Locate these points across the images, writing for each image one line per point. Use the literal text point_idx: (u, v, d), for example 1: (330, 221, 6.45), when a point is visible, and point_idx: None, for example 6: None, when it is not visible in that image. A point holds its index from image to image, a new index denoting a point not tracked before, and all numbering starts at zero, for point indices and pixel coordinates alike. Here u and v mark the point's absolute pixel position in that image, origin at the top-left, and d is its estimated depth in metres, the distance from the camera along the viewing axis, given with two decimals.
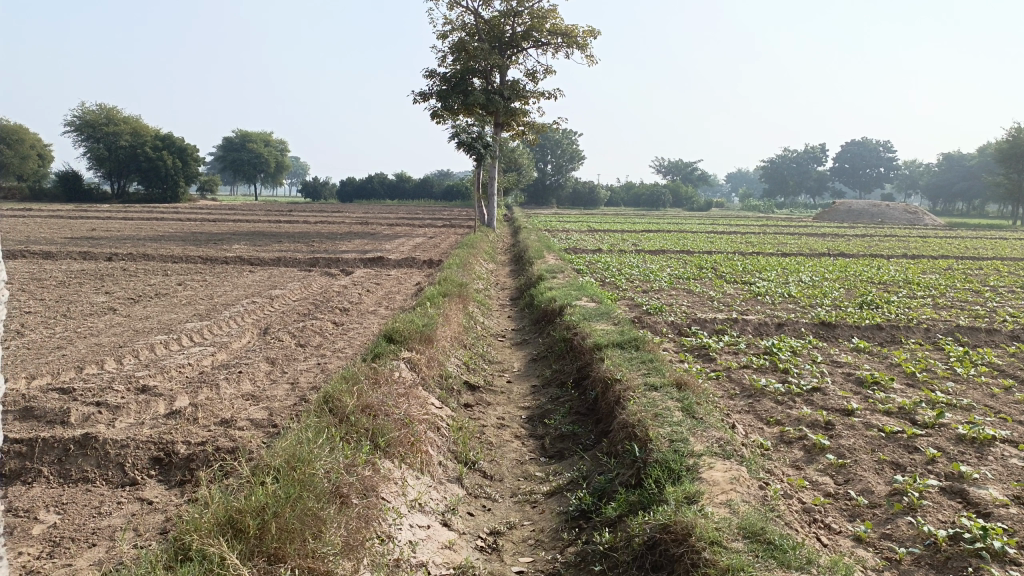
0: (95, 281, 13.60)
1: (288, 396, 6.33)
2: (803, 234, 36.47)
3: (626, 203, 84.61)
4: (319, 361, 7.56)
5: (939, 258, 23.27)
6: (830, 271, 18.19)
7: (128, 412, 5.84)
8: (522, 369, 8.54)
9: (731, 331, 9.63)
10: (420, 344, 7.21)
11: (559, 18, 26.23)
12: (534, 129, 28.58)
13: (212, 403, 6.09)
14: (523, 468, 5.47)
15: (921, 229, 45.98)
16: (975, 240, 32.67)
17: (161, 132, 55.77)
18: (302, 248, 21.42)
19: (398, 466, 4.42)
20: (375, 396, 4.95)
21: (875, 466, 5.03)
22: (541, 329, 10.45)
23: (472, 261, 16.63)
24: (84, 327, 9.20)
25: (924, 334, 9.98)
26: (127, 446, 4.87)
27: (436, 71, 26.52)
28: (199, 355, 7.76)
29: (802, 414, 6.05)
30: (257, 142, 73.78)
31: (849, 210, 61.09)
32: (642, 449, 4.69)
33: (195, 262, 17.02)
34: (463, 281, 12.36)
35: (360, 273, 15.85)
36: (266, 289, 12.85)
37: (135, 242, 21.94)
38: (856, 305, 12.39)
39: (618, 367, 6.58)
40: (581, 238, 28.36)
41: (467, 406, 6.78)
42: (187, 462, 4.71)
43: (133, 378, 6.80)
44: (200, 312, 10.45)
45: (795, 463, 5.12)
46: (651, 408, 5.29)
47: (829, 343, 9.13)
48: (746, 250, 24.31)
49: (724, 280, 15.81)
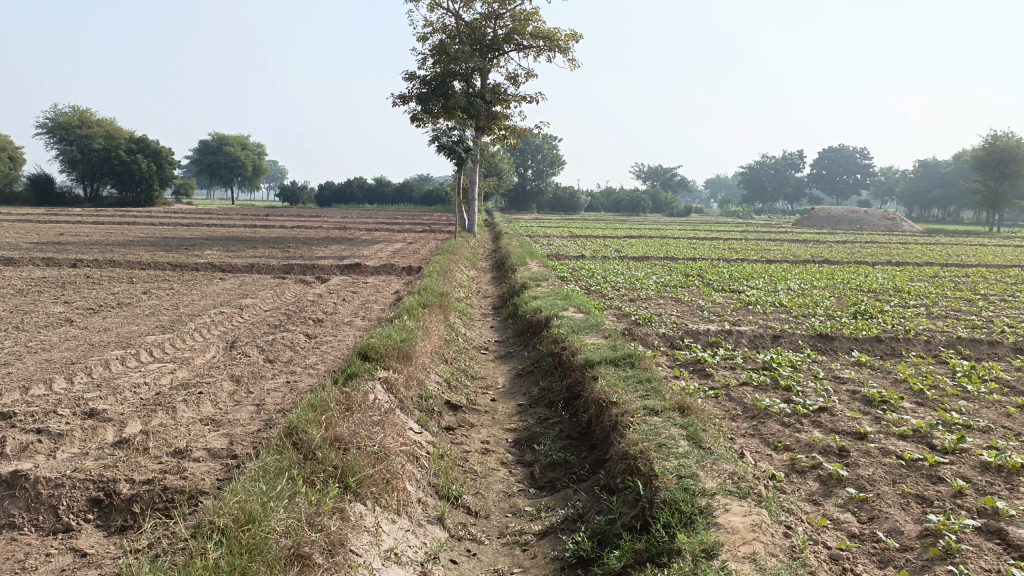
0: (55, 290, 12.90)
1: (252, 421, 5.76)
2: (787, 240, 36.27)
3: (607, 209, 84.64)
4: (288, 380, 6.99)
5: (925, 265, 23.00)
6: (818, 278, 17.83)
7: (72, 440, 5.25)
8: (506, 385, 8.02)
9: (726, 343, 9.18)
10: (398, 361, 6.66)
11: (540, 21, 25.82)
12: (515, 133, 28.11)
13: (166, 430, 5.50)
14: (512, 503, 4.93)
15: (901, 236, 46.04)
16: (957, 247, 32.55)
17: (135, 134, 54.71)
18: (277, 254, 20.75)
19: (371, 510, 3.86)
20: (345, 425, 4.41)
21: (900, 501, 4.56)
22: (526, 341, 9.93)
23: (453, 268, 16.13)
24: (36, 340, 8.54)
25: (924, 346, 9.59)
26: (62, 485, 4.26)
27: (416, 74, 26.00)
28: (158, 373, 7.16)
29: (813, 439, 5.58)
30: (234, 146, 72.63)
31: (828, 216, 61.23)
32: (646, 486, 4.19)
33: (164, 269, 16.33)
34: (443, 290, 11.83)
35: (336, 280, 15.27)
36: (237, 298, 12.23)
37: (102, 248, 21.13)
38: (849, 315, 11.98)
39: (613, 387, 6.08)
40: (563, 244, 27.91)
41: (448, 430, 6.24)
42: (130, 504, 4.13)
43: (81, 400, 6.17)
44: (164, 324, 9.79)
45: (811, 497, 4.64)
46: (654, 437, 4.78)
47: (829, 357, 8.70)
48: (732, 257, 23.98)
49: (711, 288, 15.39)
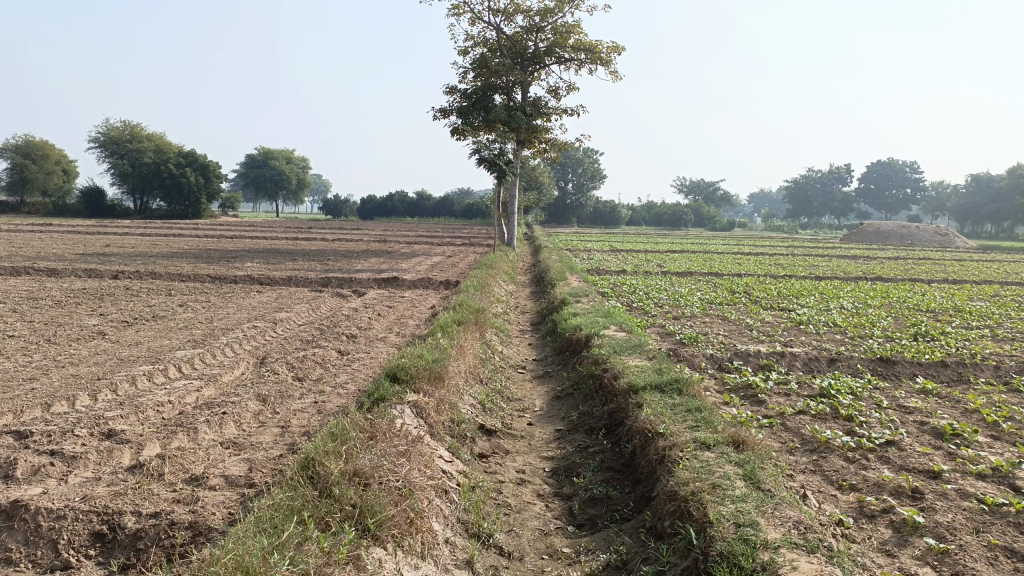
0: (93, 301, 12.87)
1: (275, 445, 5.45)
2: (835, 256, 35.11)
3: (648, 223, 83.92)
4: (315, 400, 6.67)
5: (983, 283, 22.03)
6: (871, 297, 17.08)
7: (85, 464, 4.98)
8: (545, 408, 7.61)
9: (778, 366, 8.65)
10: (429, 384, 6.30)
11: (582, 34, 25.47)
12: (556, 147, 27.82)
13: (184, 454, 5.20)
14: (548, 543, 4.50)
15: (953, 252, 44.54)
16: (1014, 264, 31.36)
17: (184, 149, 55.89)
18: (316, 267, 20.63)
19: (392, 556, 3.48)
20: (367, 458, 4.07)
21: (987, 555, 4.01)
22: (565, 360, 9.50)
23: (492, 283, 15.81)
24: (66, 354, 8.38)
25: (993, 372, 8.93)
26: (64, 518, 3.95)
27: (457, 87, 25.94)
28: (183, 390, 6.91)
29: (882, 478, 5.06)
30: (279, 159, 73.44)
31: (877, 231, 59.67)
32: (699, 534, 3.76)
33: (203, 281, 16.28)
34: (480, 305, 11.48)
35: (373, 294, 15.06)
36: (271, 311, 12.04)
37: (145, 260, 21.22)
38: (909, 336, 11.32)
39: (660, 416, 5.63)
40: (604, 258, 27.45)
41: (481, 457, 5.85)
42: (135, 540, 3.82)
43: (101, 419, 5.91)
44: (196, 338, 9.59)
45: (883, 547, 4.14)
46: (707, 476, 4.31)
47: (891, 384, 8.11)
48: (779, 273, 23.22)
49: (759, 306, 14.81)
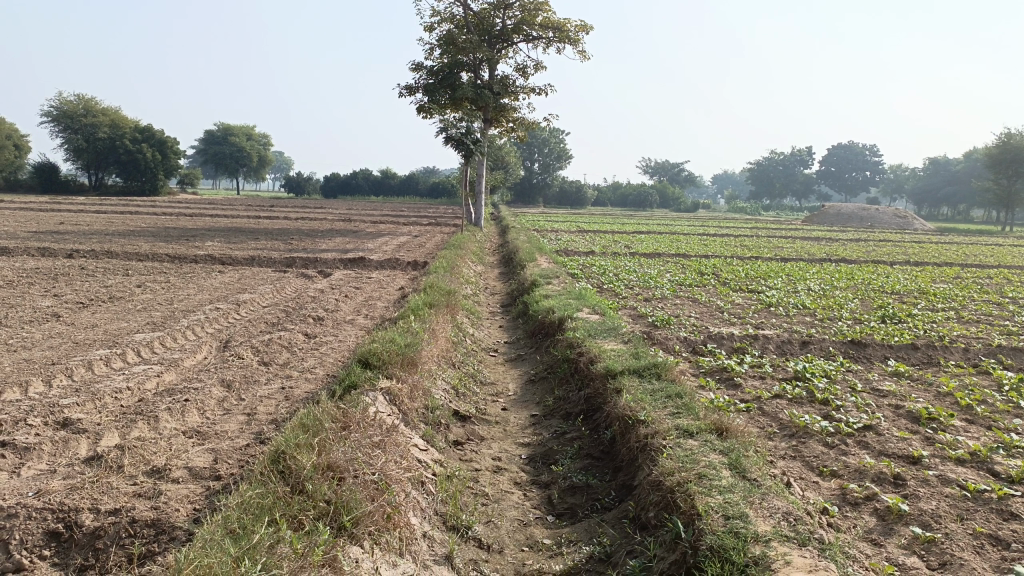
0: (46, 281, 12.37)
1: (241, 434, 5.22)
2: (798, 237, 35.44)
3: (614, 203, 83.91)
4: (283, 386, 6.43)
5: (944, 265, 22.39)
6: (837, 279, 17.19)
7: (39, 455, 4.70)
8: (519, 392, 7.46)
9: (752, 349, 8.62)
10: (401, 369, 6.10)
11: (551, 11, 25.15)
12: (524, 127, 27.54)
13: (145, 444, 4.95)
14: (528, 534, 4.35)
15: (913, 234, 45.30)
16: (971, 247, 31.93)
17: (140, 124, 54.27)
18: (280, 246, 20.18)
19: (369, 555, 3.31)
20: (341, 450, 3.89)
21: (973, 543, 3.97)
22: (538, 343, 9.36)
23: (460, 263, 15.61)
24: (18, 338, 8.00)
25: (962, 355, 9.00)
26: (16, 516, 3.69)
27: (423, 64, 25.44)
28: (143, 376, 6.60)
29: (863, 464, 5.02)
30: (240, 136, 71.93)
31: (839, 213, 60.52)
32: (687, 527, 3.66)
33: (161, 261, 15.77)
34: (450, 287, 11.27)
35: (338, 275, 14.76)
36: (234, 293, 11.70)
37: (101, 238, 20.57)
38: (877, 319, 11.39)
39: (639, 401, 5.53)
40: (572, 239, 27.39)
41: (456, 445, 5.68)
42: (93, 539, 3.59)
43: (55, 407, 5.60)
44: (155, 321, 9.23)
45: (869, 536, 4.08)
46: (692, 466, 4.21)
47: (864, 366, 8.13)
48: (745, 255, 23.34)
49: (728, 287, 14.81)
